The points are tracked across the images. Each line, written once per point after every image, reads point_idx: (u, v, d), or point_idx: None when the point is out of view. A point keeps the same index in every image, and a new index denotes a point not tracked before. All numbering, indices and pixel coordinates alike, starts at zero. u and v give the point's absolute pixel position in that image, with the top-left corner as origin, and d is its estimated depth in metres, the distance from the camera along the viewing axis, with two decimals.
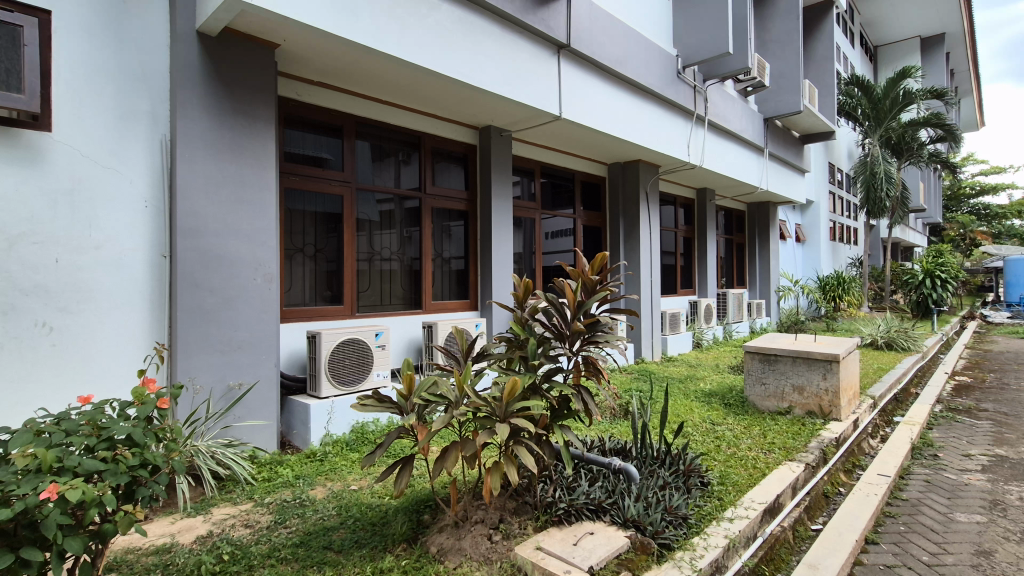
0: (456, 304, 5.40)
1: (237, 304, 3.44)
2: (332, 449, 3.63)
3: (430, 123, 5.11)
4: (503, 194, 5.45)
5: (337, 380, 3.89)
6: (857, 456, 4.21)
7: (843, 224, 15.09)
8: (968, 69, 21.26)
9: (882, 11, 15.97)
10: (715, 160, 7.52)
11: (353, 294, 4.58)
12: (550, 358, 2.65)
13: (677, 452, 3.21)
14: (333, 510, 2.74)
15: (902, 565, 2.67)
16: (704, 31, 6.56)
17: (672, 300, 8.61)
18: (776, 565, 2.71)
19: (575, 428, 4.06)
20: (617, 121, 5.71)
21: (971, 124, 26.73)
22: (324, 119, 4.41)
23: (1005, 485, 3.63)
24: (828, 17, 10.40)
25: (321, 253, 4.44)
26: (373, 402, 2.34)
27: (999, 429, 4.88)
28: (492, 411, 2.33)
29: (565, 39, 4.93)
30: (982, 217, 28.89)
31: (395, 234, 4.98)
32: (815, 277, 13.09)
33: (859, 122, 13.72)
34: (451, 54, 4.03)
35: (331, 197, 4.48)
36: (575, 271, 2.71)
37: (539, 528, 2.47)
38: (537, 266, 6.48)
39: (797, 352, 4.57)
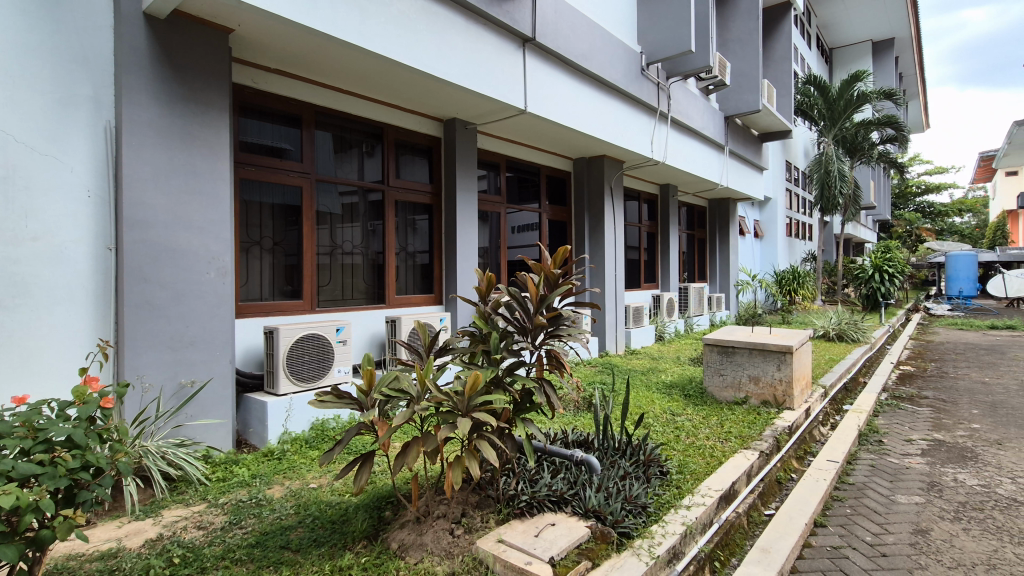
0: (420, 298, 5.34)
1: (188, 299, 3.31)
2: (291, 448, 3.55)
3: (394, 114, 5.02)
4: (468, 188, 5.42)
5: (296, 377, 3.80)
6: (809, 443, 4.38)
7: (798, 220, 15.63)
8: (915, 74, 22.29)
9: (837, 14, 16.56)
10: (677, 156, 7.66)
11: (313, 289, 4.47)
12: (512, 352, 2.64)
13: (637, 443, 3.28)
14: (291, 509, 2.69)
15: (847, 545, 2.79)
16: (667, 29, 6.65)
17: (636, 295, 8.74)
18: (730, 549, 2.80)
19: (539, 422, 4.09)
20: (582, 115, 5.74)
21: (917, 126, 28.05)
22: (283, 108, 4.29)
23: (942, 467, 3.85)
24: (786, 18, 10.71)
25: (280, 246, 4.33)
26: (332, 398, 2.28)
27: (937, 415, 5.17)
28: (454, 406, 2.31)
29: (530, 33, 4.92)
30: (928, 215, 30.37)
31: (358, 227, 4.90)
32: (772, 271, 13.53)
33: (815, 121, 14.21)
34: (415, 45, 3.97)
35: (290, 189, 4.35)
36: (537, 264, 2.72)
37: (501, 521, 2.48)
38: (502, 260, 6.48)
39: (753, 344, 4.72)
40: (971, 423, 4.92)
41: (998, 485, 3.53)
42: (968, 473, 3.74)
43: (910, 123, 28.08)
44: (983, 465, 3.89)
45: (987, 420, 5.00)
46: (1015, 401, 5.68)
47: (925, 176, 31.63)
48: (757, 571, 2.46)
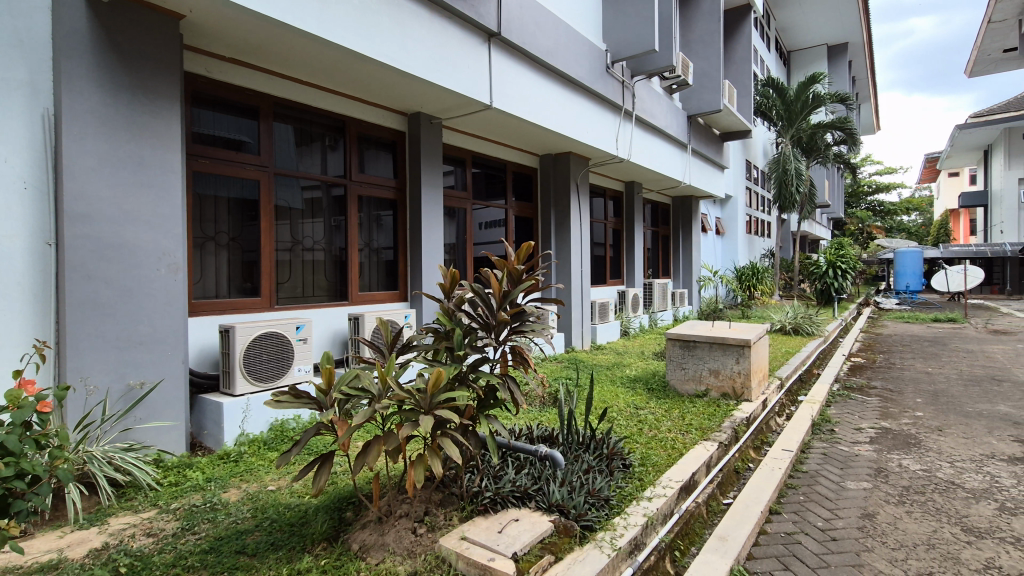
0: (384, 295, 5.26)
1: (137, 296, 3.17)
2: (249, 449, 3.45)
3: (357, 108, 4.92)
4: (433, 183, 5.36)
5: (254, 377, 3.68)
6: (765, 433, 4.52)
7: (758, 218, 16.12)
8: (868, 77, 23.21)
9: (795, 18, 17.09)
10: (642, 154, 7.78)
11: (272, 286, 4.35)
12: (476, 349, 2.62)
13: (601, 437, 3.32)
14: (247, 513, 2.61)
15: (800, 531, 2.90)
16: (632, 27, 6.72)
17: (602, 290, 8.84)
18: (690, 538, 2.86)
19: (503, 418, 4.09)
20: (547, 111, 5.75)
21: (868, 128, 29.25)
22: (238, 98, 4.13)
23: (888, 454, 4.04)
24: (746, 21, 10.98)
25: (237, 242, 4.19)
26: (290, 398, 2.22)
27: (884, 404, 5.43)
28: (416, 404, 2.28)
29: (495, 27, 4.89)
30: (879, 214, 31.72)
31: (320, 223, 4.78)
32: (732, 267, 13.91)
33: (774, 122, 14.66)
34: (377, 36, 3.89)
35: (247, 183, 4.21)
36: (501, 261, 2.71)
37: (464, 518, 2.46)
38: (468, 257, 6.45)
39: (713, 338, 4.84)
40: (915, 411, 5.18)
41: (938, 469, 3.73)
42: (912, 458, 3.94)
43: (861, 126, 29.27)
44: (924, 450, 4.10)
45: (929, 408, 5.28)
46: (954, 390, 6.01)
47: (876, 176, 33.07)
48: (715, 559, 2.53)
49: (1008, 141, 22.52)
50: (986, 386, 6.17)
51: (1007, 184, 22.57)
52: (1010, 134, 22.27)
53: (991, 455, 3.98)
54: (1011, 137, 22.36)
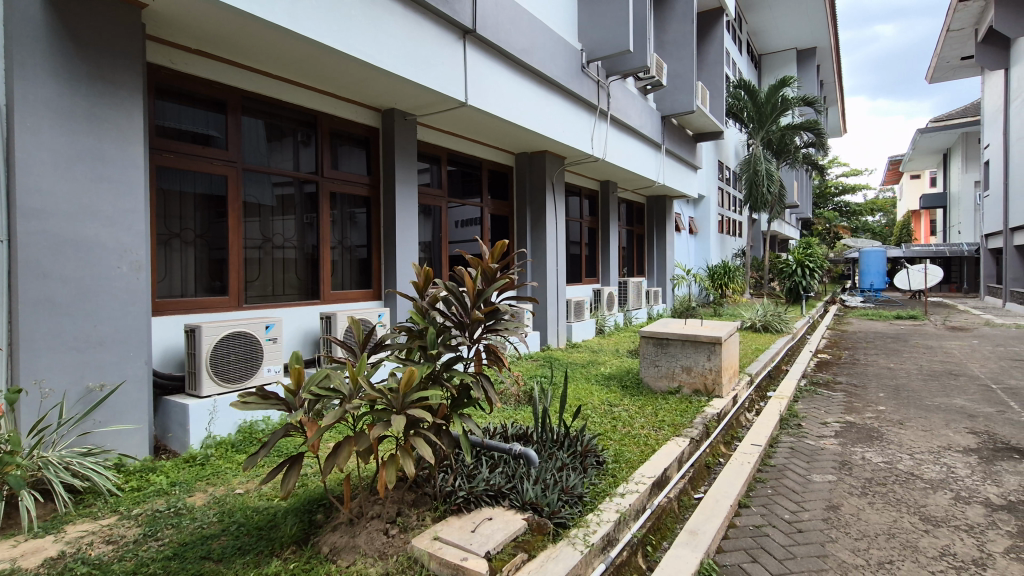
0: (358, 293, 5.19)
1: (96, 295, 3.05)
2: (216, 452, 3.37)
3: (329, 103, 4.84)
4: (408, 180, 5.31)
5: (221, 377, 3.59)
6: (735, 428, 4.61)
7: (729, 218, 16.44)
8: (835, 82, 23.88)
9: (766, 22, 17.46)
10: (617, 153, 7.85)
11: (240, 284, 4.24)
12: (449, 347, 2.59)
13: (574, 435, 3.34)
14: (214, 517, 2.54)
15: (767, 524, 2.97)
16: (607, 27, 6.77)
17: (577, 289, 8.89)
18: (662, 533, 2.90)
19: (478, 417, 4.08)
20: (523, 109, 5.75)
21: (835, 130, 30.10)
22: (205, 91, 4.02)
23: (852, 447, 4.16)
24: (718, 23, 11.17)
25: (204, 239, 4.08)
26: (257, 400, 2.16)
27: (849, 399, 5.61)
28: (388, 404, 2.25)
29: (470, 24, 4.86)
30: (845, 214, 32.67)
31: (292, 220, 4.69)
32: (705, 265, 14.16)
33: (745, 123, 14.97)
34: (349, 30, 3.82)
35: (214, 179, 4.09)
36: (475, 259, 2.70)
37: (437, 518, 2.44)
38: (443, 255, 6.40)
39: (685, 336, 4.91)
40: (878, 405, 5.36)
41: (899, 461, 3.86)
42: (874, 451, 4.07)
43: (828, 129, 30.13)
44: (886, 443, 4.24)
45: (891, 402, 5.47)
46: (914, 384, 6.24)
47: (842, 178, 34.07)
48: (686, 553, 2.57)
49: (966, 146, 23.44)
50: (944, 381, 6.41)
51: (964, 187, 23.53)
52: (968, 138, 23.20)
53: (948, 446, 4.14)
54: (968, 141, 23.30)
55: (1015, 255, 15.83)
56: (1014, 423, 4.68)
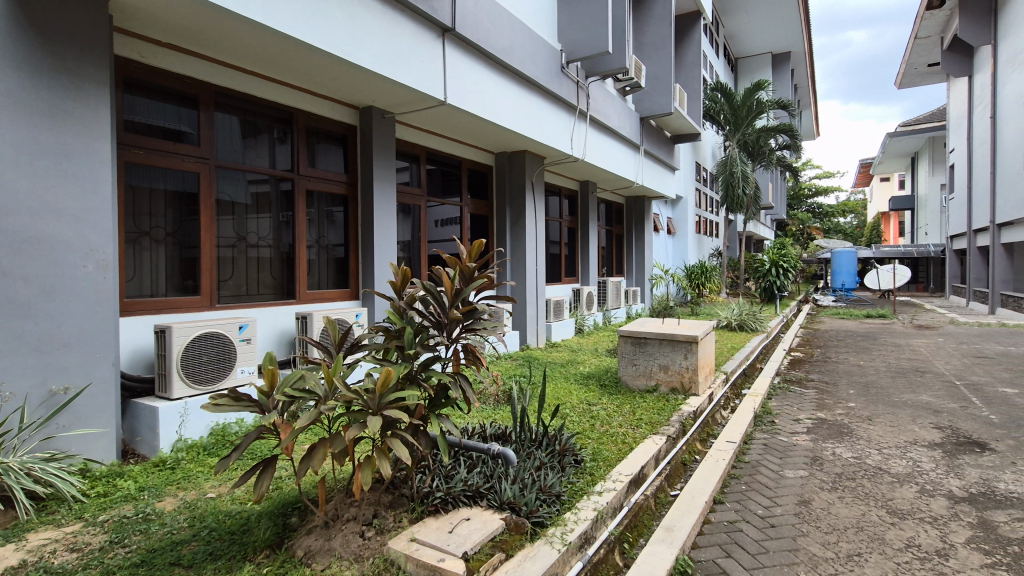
0: (335, 293, 5.12)
1: (60, 295, 2.95)
2: (186, 455, 3.29)
3: (305, 99, 4.76)
4: (386, 178, 5.26)
5: (192, 379, 3.51)
6: (711, 426, 4.69)
7: (706, 218, 16.69)
8: (808, 86, 24.40)
9: (742, 26, 17.75)
10: (596, 153, 7.90)
11: (212, 284, 4.15)
12: (427, 347, 2.58)
13: (553, 434, 3.36)
14: (184, 522, 2.48)
15: (742, 519, 3.02)
16: (587, 28, 6.80)
17: (557, 289, 8.92)
18: (639, 530, 2.93)
19: (456, 417, 4.07)
20: (502, 108, 5.75)
21: (809, 134, 30.77)
22: (176, 86, 3.92)
23: (823, 443, 4.27)
24: (696, 27, 11.32)
25: (175, 237, 3.98)
26: (229, 402, 2.12)
27: (821, 396, 5.74)
28: (364, 405, 2.22)
29: (449, 22, 4.83)
30: (818, 215, 33.44)
31: (267, 218, 4.61)
32: (683, 265, 14.35)
33: (722, 125, 15.20)
34: (326, 27, 3.77)
35: (186, 176, 4.00)
36: (452, 259, 2.69)
37: (415, 520, 2.43)
38: (422, 254, 6.36)
39: (662, 335, 4.97)
40: (848, 402, 5.50)
41: (867, 456, 3.96)
42: (844, 447, 4.18)
43: (802, 132, 30.79)
44: (856, 439, 4.35)
45: (861, 399, 5.62)
46: (883, 382, 6.41)
47: (816, 180, 34.87)
48: (661, 550, 2.59)
49: (933, 150, 24.19)
50: (911, 377, 6.62)
51: (931, 190, 24.32)
52: (934, 142, 23.95)
53: (914, 441, 4.27)
54: (935, 145, 24.05)
55: (978, 256, 16.40)
56: (976, 418, 4.85)
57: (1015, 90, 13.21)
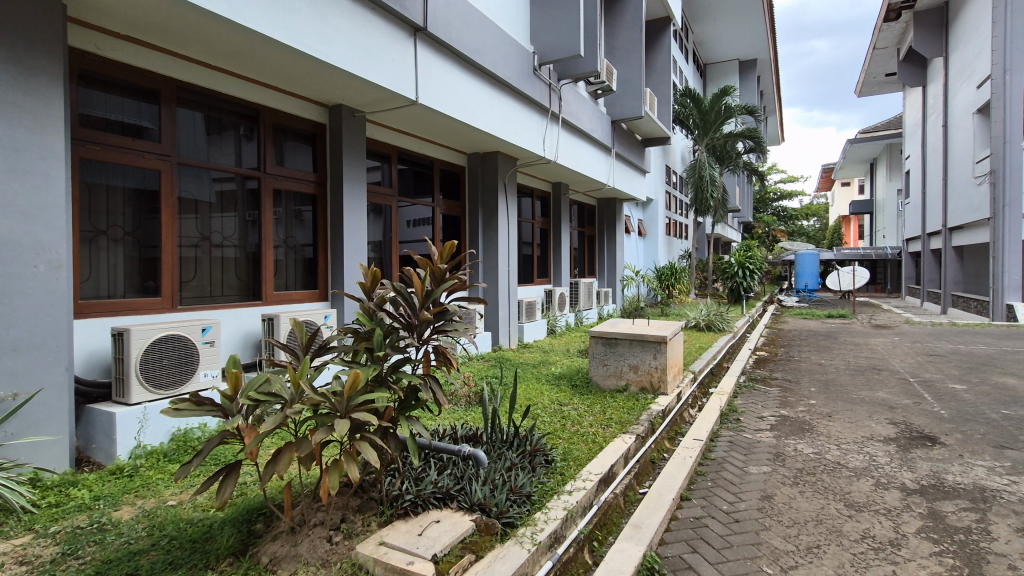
0: (303, 294, 5.03)
1: (11, 298, 2.84)
2: (145, 462, 3.18)
3: (273, 97, 4.67)
4: (356, 178, 5.20)
5: (151, 383, 3.39)
6: (679, 424, 4.78)
7: (676, 220, 17.01)
8: (773, 92, 25.11)
9: (711, 33, 18.16)
10: (568, 156, 7.98)
11: (174, 285, 4.02)
12: (397, 349, 2.56)
13: (523, 435, 3.38)
14: (142, 532, 2.40)
15: (707, 515, 3.09)
16: (559, 31, 6.85)
17: (529, 289, 8.96)
18: (608, 528, 2.97)
19: (426, 418, 4.05)
20: (474, 109, 5.75)
21: (774, 139, 31.65)
22: (135, 80, 3.78)
23: (786, 439, 4.40)
24: (666, 32, 11.53)
25: (134, 236, 3.86)
26: (190, 406, 2.06)
27: (783, 394, 5.92)
28: (332, 408, 2.19)
29: (421, 22, 4.81)
30: (783, 219, 34.42)
31: (232, 217, 4.50)
32: (653, 266, 14.59)
33: (691, 130, 15.54)
34: (294, 24, 3.71)
35: (146, 173, 3.86)
36: (423, 260, 2.67)
37: (383, 523, 2.41)
38: (393, 254, 6.29)
39: (632, 335, 5.04)
40: (810, 399, 5.69)
41: (827, 452, 4.11)
42: (805, 443, 4.32)
43: (767, 138, 31.66)
44: (816, 435, 4.51)
45: (821, 396, 5.82)
46: (842, 379, 6.66)
47: (781, 183, 35.88)
48: (629, 547, 2.63)
49: (890, 156, 25.20)
50: (868, 375, 6.89)
51: (888, 194, 25.34)
52: (891, 149, 24.98)
53: (871, 437, 4.45)
54: (892, 152, 25.05)
55: (932, 258, 17.17)
56: (928, 414, 5.08)
57: (965, 101, 13.89)
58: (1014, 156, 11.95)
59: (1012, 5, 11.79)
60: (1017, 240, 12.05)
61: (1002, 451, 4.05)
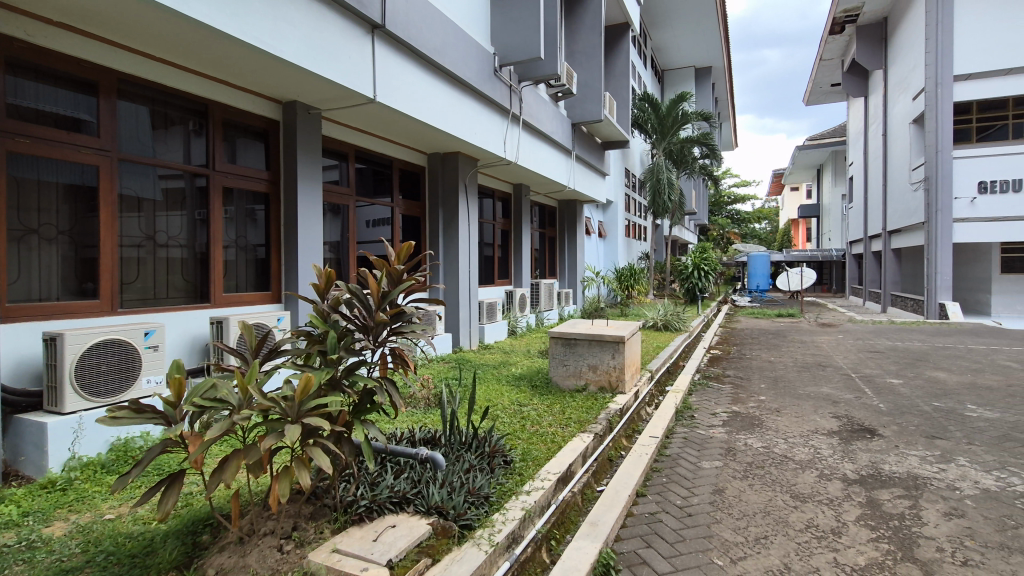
0: (254, 295, 4.86)
1: None
2: (81, 475, 3.01)
3: (223, 91, 4.49)
4: (311, 176, 5.08)
5: (88, 391, 3.21)
6: (636, 422, 4.87)
7: (635, 222, 17.36)
8: (728, 99, 25.97)
9: (668, 39, 18.62)
10: (528, 157, 8.02)
11: (115, 287, 3.81)
12: (352, 351, 2.50)
13: (483, 436, 3.37)
14: (77, 548, 2.27)
15: (661, 511, 3.16)
16: (519, 33, 6.88)
17: (490, 290, 8.96)
18: (566, 527, 3.00)
19: (383, 422, 3.99)
20: (434, 109, 5.70)
21: (728, 144, 32.74)
22: (70, 70, 3.57)
23: (737, 434, 4.56)
24: (625, 38, 11.75)
25: (69, 235, 3.64)
26: (129, 414, 1.96)
27: (735, 391, 6.13)
28: (282, 413, 2.12)
29: (379, 19, 4.74)
30: (737, 221, 35.64)
31: (178, 216, 4.32)
32: (613, 267, 14.84)
33: (649, 134, 15.90)
34: (244, 16, 3.59)
35: (83, 169, 3.66)
36: (380, 261, 2.63)
37: (337, 530, 2.36)
38: (351, 255, 6.17)
39: (591, 336, 5.11)
40: (759, 396, 5.92)
41: (775, 445, 4.28)
42: (755, 437, 4.49)
43: (721, 143, 32.73)
44: (765, 430, 4.69)
45: (771, 392, 6.06)
46: (790, 376, 6.96)
47: (735, 187, 37.14)
48: (586, 545, 2.67)
49: (835, 163, 26.46)
50: (814, 372, 7.21)
51: (834, 199, 26.62)
52: (836, 156, 26.29)
53: (815, 430, 4.66)
54: (837, 159, 26.32)
55: (873, 260, 18.13)
56: (868, 407, 5.37)
57: (903, 112, 14.76)
58: (946, 164, 12.77)
59: (942, 23, 12.62)
60: (948, 243, 12.89)
61: (933, 441, 4.32)
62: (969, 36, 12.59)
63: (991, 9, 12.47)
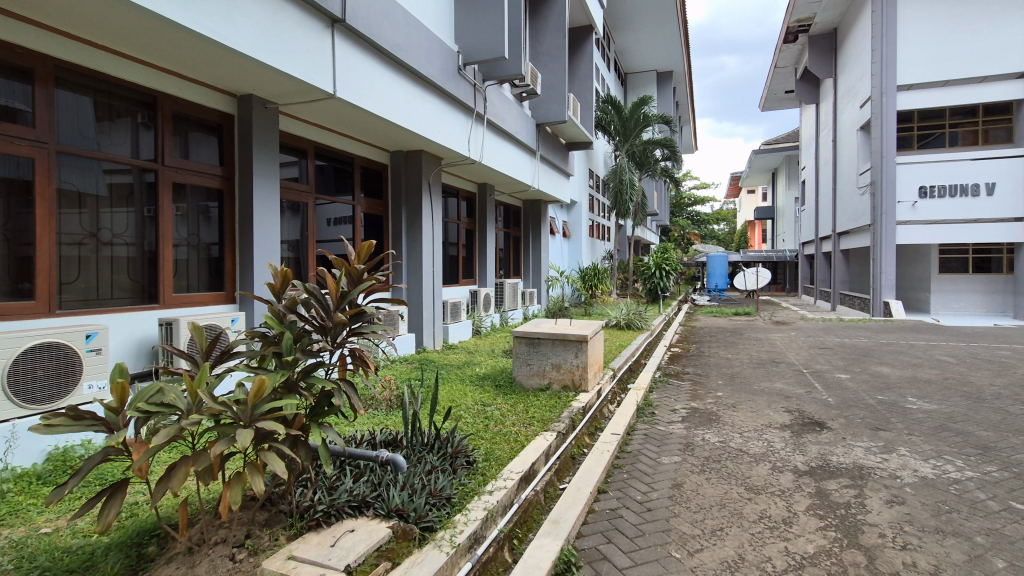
0: (207, 295, 4.67)
1: None
2: (13, 487, 2.83)
3: (172, 82, 4.30)
4: (268, 173, 4.92)
5: (22, 397, 3.03)
6: (598, 419, 4.94)
7: (599, 223, 17.60)
8: (689, 104, 26.64)
9: (631, 43, 18.94)
10: (492, 157, 8.01)
11: (53, 287, 3.60)
12: (308, 353, 2.43)
13: (445, 436, 3.34)
14: (8, 565, 2.13)
15: (622, 506, 3.22)
16: (483, 32, 6.86)
17: (454, 290, 8.90)
18: (527, 526, 3.00)
19: (343, 425, 3.91)
20: (396, 106, 5.62)
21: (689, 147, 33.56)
22: (2, 56, 3.34)
23: (695, 430, 4.69)
24: (588, 40, 11.88)
25: (3, 232, 3.42)
26: (66, 421, 1.85)
27: (694, 387, 6.30)
28: (234, 417, 2.04)
29: (339, 13, 4.63)
30: (697, 223, 36.59)
31: (124, 213, 4.12)
32: (577, 267, 15.01)
33: (612, 136, 16.16)
34: (196, 5, 3.45)
35: (17, 162, 3.44)
36: (338, 260, 2.57)
37: (293, 537, 2.30)
38: (309, 254, 6.01)
39: (554, 335, 5.15)
40: (717, 392, 6.10)
41: (731, 440, 4.42)
42: (712, 432, 4.62)
43: (682, 146, 33.54)
44: (721, 425, 4.82)
45: (727, 388, 6.25)
46: (746, 372, 7.20)
47: (695, 190, 38.13)
48: (547, 543, 2.68)
49: (789, 167, 27.50)
50: (768, 368, 7.47)
51: (788, 202, 27.67)
52: (790, 160, 27.31)
53: (769, 424, 4.83)
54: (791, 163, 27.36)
55: (824, 260, 18.94)
56: (818, 401, 5.60)
57: (851, 119, 15.47)
58: (890, 170, 13.46)
59: (887, 35, 13.30)
60: (891, 244, 13.59)
61: (877, 433, 4.54)
62: (911, 49, 13.30)
63: (929, 24, 13.21)
